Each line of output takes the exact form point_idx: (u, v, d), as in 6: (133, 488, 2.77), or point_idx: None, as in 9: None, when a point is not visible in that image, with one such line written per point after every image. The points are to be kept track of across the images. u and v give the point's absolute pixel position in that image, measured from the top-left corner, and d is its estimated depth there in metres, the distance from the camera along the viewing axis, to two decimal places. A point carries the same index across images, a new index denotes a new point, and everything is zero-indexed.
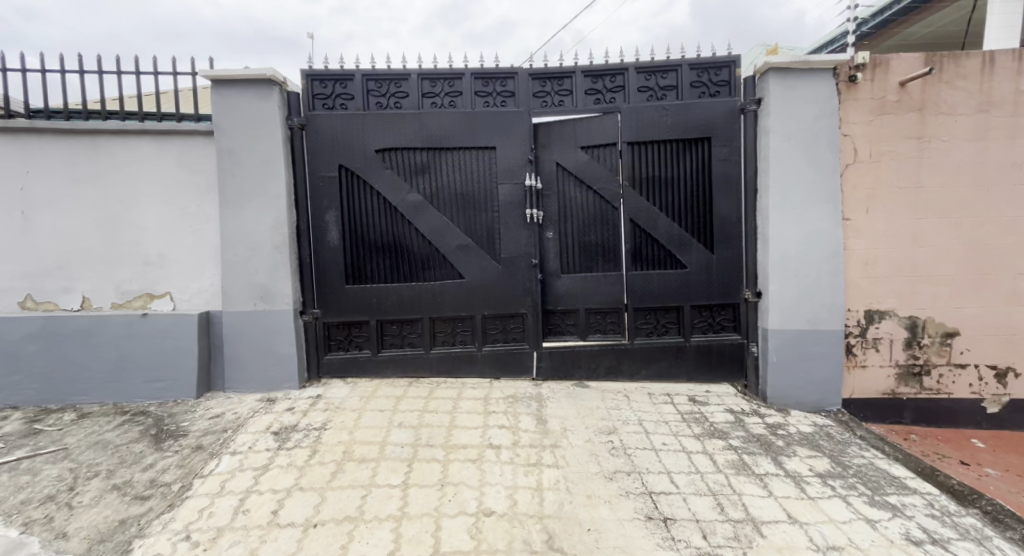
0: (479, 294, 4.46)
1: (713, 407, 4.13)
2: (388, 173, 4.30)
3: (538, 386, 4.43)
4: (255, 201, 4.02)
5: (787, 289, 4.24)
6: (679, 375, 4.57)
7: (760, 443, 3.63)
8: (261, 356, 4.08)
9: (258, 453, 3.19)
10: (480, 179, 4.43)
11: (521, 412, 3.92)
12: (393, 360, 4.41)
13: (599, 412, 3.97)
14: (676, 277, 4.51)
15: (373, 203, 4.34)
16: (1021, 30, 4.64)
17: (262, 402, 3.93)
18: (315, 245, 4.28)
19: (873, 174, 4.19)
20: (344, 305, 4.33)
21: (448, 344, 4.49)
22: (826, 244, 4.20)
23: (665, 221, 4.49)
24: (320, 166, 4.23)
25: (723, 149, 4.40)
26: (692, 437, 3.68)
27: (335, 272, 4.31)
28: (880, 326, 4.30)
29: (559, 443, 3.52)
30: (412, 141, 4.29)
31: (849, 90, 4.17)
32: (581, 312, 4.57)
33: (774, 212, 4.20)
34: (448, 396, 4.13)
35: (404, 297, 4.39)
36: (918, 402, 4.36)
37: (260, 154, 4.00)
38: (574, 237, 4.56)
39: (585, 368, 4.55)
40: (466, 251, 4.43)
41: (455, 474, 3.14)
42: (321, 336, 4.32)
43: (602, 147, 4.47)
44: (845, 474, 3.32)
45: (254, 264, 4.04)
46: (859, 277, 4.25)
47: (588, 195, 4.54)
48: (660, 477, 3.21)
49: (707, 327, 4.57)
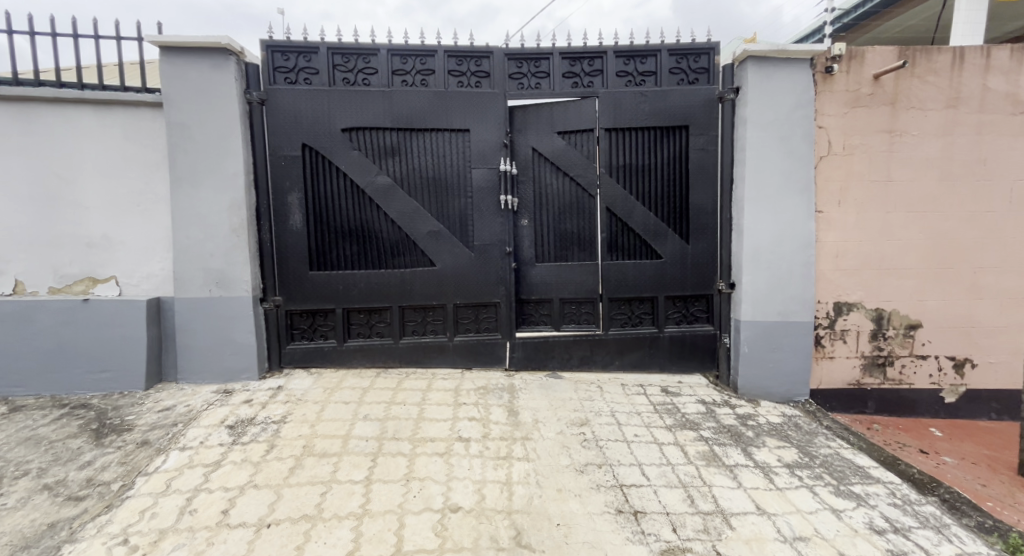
0: (450, 282, 4.31)
1: (685, 398, 4.12)
2: (355, 154, 4.09)
3: (510, 376, 4.33)
4: (210, 179, 3.76)
5: (760, 280, 4.24)
6: (652, 365, 4.54)
7: (730, 434, 3.62)
8: (218, 345, 3.86)
9: (209, 449, 2.99)
10: (452, 163, 4.27)
11: (491, 404, 3.82)
12: (359, 349, 4.24)
13: (571, 404, 3.90)
14: (652, 268, 4.46)
15: (340, 186, 4.13)
16: (981, 27, 4.71)
17: (217, 394, 3.71)
18: (277, 228, 4.05)
19: (846, 167, 4.21)
20: (307, 292, 4.13)
21: (418, 334, 4.34)
22: (799, 235, 4.21)
23: (642, 210, 4.43)
24: (281, 144, 3.99)
25: (700, 138, 4.34)
26: (664, 428, 3.64)
27: (298, 257, 4.10)
28: (848, 318, 4.35)
29: (530, 436, 3.44)
30: (381, 120, 4.09)
31: (825, 80, 4.15)
32: (555, 301, 4.48)
33: (748, 203, 4.18)
34: (416, 387, 4.00)
35: (372, 284, 4.21)
36: (881, 392, 4.44)
37: (215, 129, 3.74)
38: (549, 225, 4.46)
39: (558, 358, 4.48)
40: (438, 237, 4.27)
41: (420, 468, 3.01)
42: (283, 324, 4.11)
43: (579, 132, 4.36)
44: (812, 464, 3.31)
45: (208, 247, 3.80)
46: (830, 269, 4.28)
47: (564, 182, 4.43)
48: (631, 469, 3.16)
49: (681, 318, 4.54)
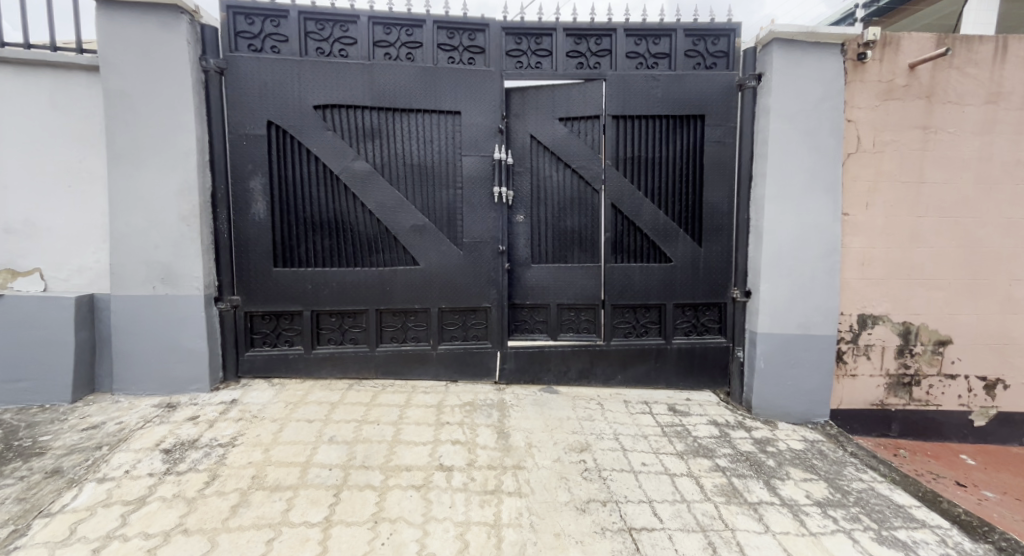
0: (435, 284, 3.83)
1: (696, 419, 3.69)
2: (328, 134, 3.58)
3: (501, 390, 3.86)
4: (154, 158, 3.23)
5: (780, 289, 3.82)
6: (657, 380, 4.11)
7: (749, 463, 3.17)
8: (162, 352, 3.34)
9: (134, 481, 2.51)
10: (440, 149, 3.78)
11: (478, 424, 3.35)
12: (330, 358, 3.73)
13: (569, 425, 3.44)
14: (660, 272, 4.03)
15: (311, 171, 3.62)
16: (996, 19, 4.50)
17: (158, 408, 3.19)
18: (236, 218, 3.52)
19: (876, 166, 3.79)
20: (271, 292, 3.62)
21: (398, 341, 3.85)
22: (824, 240, 3.78)
23: (650, 208, 3.99)
24: (242, 120, 3.46)
25: (717, 129, 3.92)
26: (675, 455, 3.20)
27: (261, 252, 3.58)
28: (873, 332, 3.95)
29: (522, 464, 2.97)
30: (360, 98, 3.59)
31: (855, 69, 3.70)
32: (552, 307, 4.03)
33: (769, 202, 3.75)
34: (393, 403, 3.51)
35: (346, 284, 3.71)
36: (907, 414, 4.04)
37: (161, 101, 3.21)
38: (548, 221, 4.02)
39: (554, 371, 4.03)
40: (422, 232, 3.78)
41: (391, 506, 2.56)
42: (241, 329, 3.60)
43: (583, 120, 3.92)
44: (846, 502, 2.86)
45: (152, 237, 3.27)
46: (855, 278, 3.88)
47: (564, 174, 3.99)
48: (640, 508, 2.70)
49: (690, 328, 4.13)
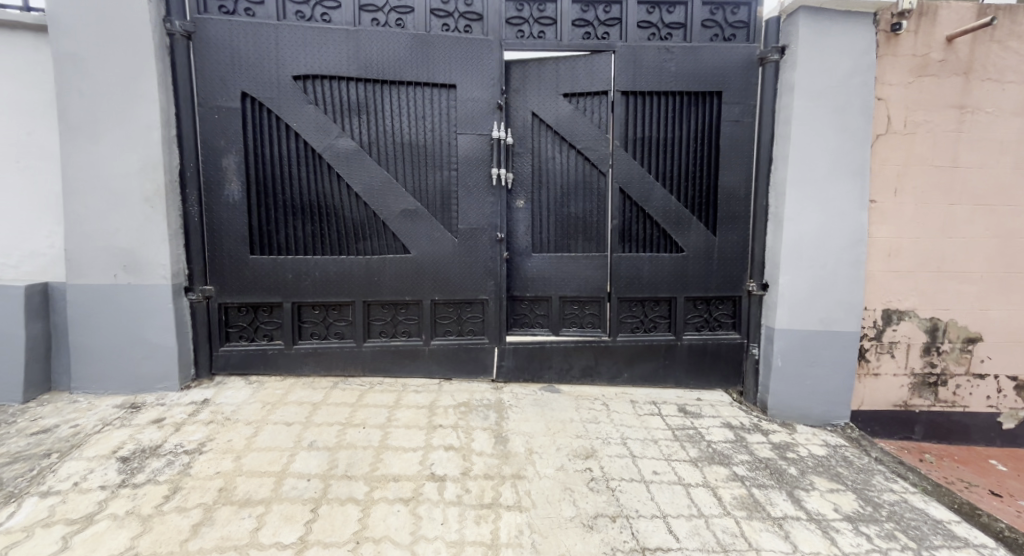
0: (428, 274, 3.53)
1: (709, 422, 3.42)
2: (310, 109, 3.26)
3: (498, 390, 3.58)
4: (113, 131, 2.91)
5: (801, 282, 3.53)
6: (666, 379, 3.84)
7: (769, 472, 2.90)
8: (125, 347, 3.04)
9: (82, 496, 2.23)
10: (433, 126, 3.46)
11: (474, 427, 3.07)
12: (313, 354, 3.44)
13: (573, 428, 3.17)
14: (671, 263, 3.75)
15: (291, 149, 3.30)
16: None
17: (121, 409, 2.89)
18: (207, 200, 3.19)
19: (907, 148, 3.49)
20: (247, 281, 3.31)
21: (387, 335, 3.55)
22: (849, 228, 3.49)
23: (661, 193, 3.70)
24: (213, 91, 3.13)
25: (734, 108, 3.61)
26: (688, 463, 2.92)
27: (235, 238, 3.26)
28: (898, 328, 3.68)
29: (522, 473, 2.70)
30: (345, 68, 3.26)
31: (888, 42, 3.38)
32: (555, 300, 3.74)
33: (790, 188, 3.46)
34: (382, 404, 3.22)
35: (330, 274, 3.40)
36: (931, 416, 3.78)
37: (121, 68, 2.88)
38: (550, 207, 3.72)
39: (556, 368, 3.75)
40: (413, 217, 3.47)
41: (375, 524, 2.28)
42: (215, 322, 3.29)
43: (588, 96, 3.61)
44: (879, 517, 2.59)
45: (112, 220, 2.95)
46: (880, 270, 3.60)
47: (568, 156, 3.69)
48: (653, 524, 2.43)
49: (701, 324, 3.85)
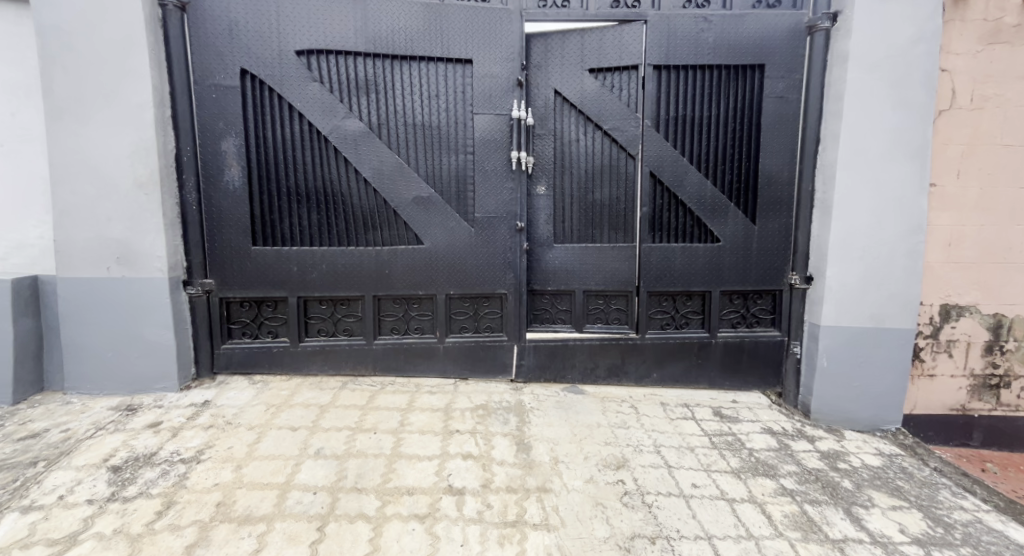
0: (442, 267, 3.28)
1: (748, 427, 3.14)
2: (316, 87, 3.03)
3: (518, 391, 3.33)
4: (102, 111, 2.69)
5: (850, 274, 3.21)
6: (698, 379, 3.56)
7: (821, 485, 2.62)
8: (121, 344, 2.84)
9: (67, 512, 2.03)
10: (447, 105, 3.21)
11: (494, 432, 2.83)
12: (321, 352, 3.23)
13: (601, 434, 2.91)
14: (705, 254, 3.46)
15: (295, 132, 3.08)
16: None
17: (116, 412, 2.69)
18: (206, 187, 2.98)
19: (973, 125, 3.14)
20: (250, 274, 3.10)
21: (398, 333, 3.32)
22: (906, 216, 3.15)
23: (696, 177, 3.41)
24: (211, 68, 2.91)
25: (778, 83, 3.32)
26: (730, 474, 2.65)
27: (237, 228, 3.05)
28: (957, 325, 3.35)
29: (549, 486, 2.45)
30: (353, 42, 3.03)
31: (955, 6, 3.05)
32: (578, 294, 3.47)
33: (841, 170, 3.13)
34: (393, 406, 2.99)
35: (338, 267, 3.18)
36: (992, 421, 3.45)
37: (110, 42, 2.66)
38: (573, 194, 3.44)
39: (580, 368, 3.49)
40: (427, 205, 3.22)
41: (388, 545, 2.05)
42: (216, 318, 3.09)
43: (616, 71, 3.33)
44: (953, 540, 2.30)
45: (103, 207, 2.74)
46: (939, 261, 3.26)
47: (594, 137, 3.40)
48: (698, 547, 2.17)
49: (737, 320, 3.56)
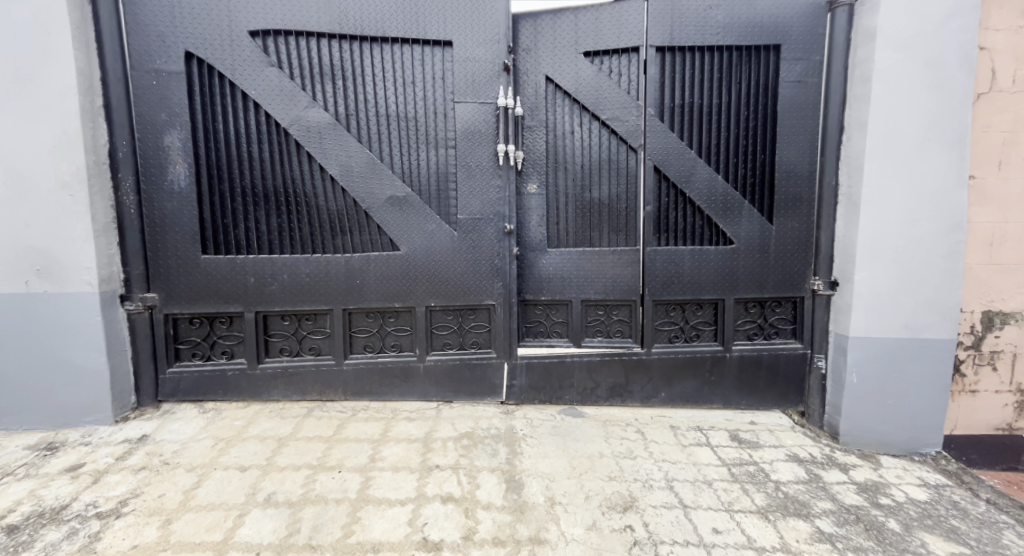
0: (421, 276, 2.89)
1: (771, 454, 2.75)
2: (273, 72, 2.67)
3: (509, 415, 2.93)
4: (19, 100, 2.34)
5: (883, 279, 2.82)
6: (712, 398, 3.18)
7: (864, 528, 2.23)
8: (44, 371, 2.47)
9: None
10: (425, 94, 2.84)
11: (479, 467, 2.43)
12: (283, 375, 2.83)
13: (604, 466, 2.52)
14: (717, 258, 3.08)
15: (250, 125, 2.71)
16: None
17: (32, 453, 2.32)
18: (146, 187, 2.61)
19: (1016, 110, 2.79)
20: (199, 287, 2.70)
21: (373, 351, 2.92)
22: (946, 212, 2.76)
23: (705, 172, 3.04)
24: (150, 51, 2.55)
25: (796, 65, 2.97)
26: (757, 515, 2.26)
27: (183, 234, 2.67)
28: (1001, 335, 2.97)
29: (543, 536, 2.06)
30: (316, 22, 2.67)
31: None
32: (575, 304, 3.09)
33: (869, 161, 2.77)
34: (364, 437, 2.59)
35: (302, 277, 2.79)
36: None
37: (27, 22, 2.33)
38: (568, 192, 3.07)
39: (578, 387, 3.10)
40: (403, 205, 2.84)
41: None
42: (161, 338, 2.70)
43: (614, 54, 2.98)
44: None
45: (21, 211, 2.37)
46: (982, 263, 2.89)
47: (590, 129, 3.04)
48: None
49: (754, 331, 3.18)
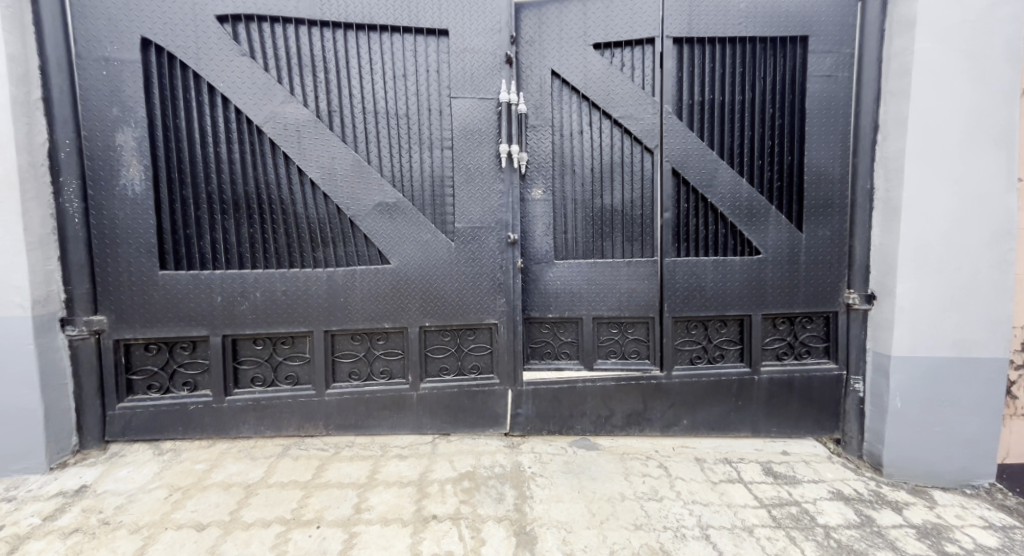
0: (413, 292, 2.55)
1: (812, 491, 2.42)
2: (244, 62, 2.35)
3: (515, 449, 2.58)
4: None
5: (928, 292, 2.51)
6: (739, 425, 2.85)
7: None
8: None
9: None
10: (417, 89, 2.53)
11: (484, 517, 2.07)
12: (255, 407, 2.46)
13: (629, 511, 2.17)
14: (743, 269, 2.79)
15: (217, 122, 2.38)
16: None
17: None
18: (94, 192, 2.26)
19: None
20: (156, 307, 2.34)
21: (358, 379, 2.56)
22: (996, 218, 2.44)
23: (729, 175, 2.76)
24: (100, 37, 2.22)
25: (825, 58, 2.71)
26: None
27: (136, 246, 2.31)
28: None
29: None
30: (294, 8, 2.37)
31: None
32: (586, 322, 2.76)
33: (910, 162, 2.48)
34: (348, 481, 2.21)
35: (278, 295, 2.43)
36: None
37: None
38: (578, 198, 2.77)
39: (591, 415, 2.76)
40: (392, 213, 2.51)
41: None
42: (110, 368, 2.32)
43: (626, 46, 2.70)
44: None
45: None
46: None
47: (601, 128, 2.74)
48: None
49: (784, 350, 2.88)
